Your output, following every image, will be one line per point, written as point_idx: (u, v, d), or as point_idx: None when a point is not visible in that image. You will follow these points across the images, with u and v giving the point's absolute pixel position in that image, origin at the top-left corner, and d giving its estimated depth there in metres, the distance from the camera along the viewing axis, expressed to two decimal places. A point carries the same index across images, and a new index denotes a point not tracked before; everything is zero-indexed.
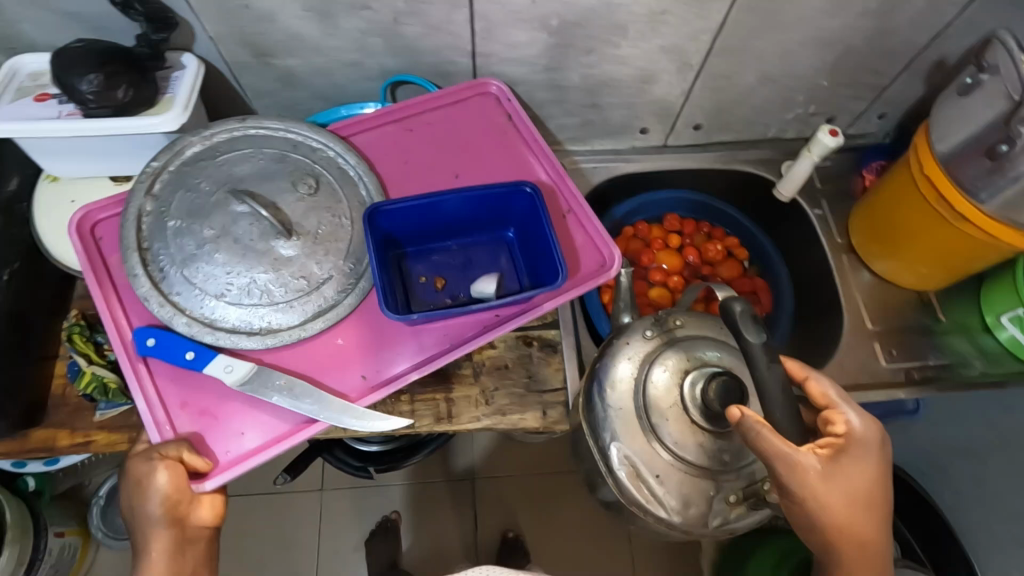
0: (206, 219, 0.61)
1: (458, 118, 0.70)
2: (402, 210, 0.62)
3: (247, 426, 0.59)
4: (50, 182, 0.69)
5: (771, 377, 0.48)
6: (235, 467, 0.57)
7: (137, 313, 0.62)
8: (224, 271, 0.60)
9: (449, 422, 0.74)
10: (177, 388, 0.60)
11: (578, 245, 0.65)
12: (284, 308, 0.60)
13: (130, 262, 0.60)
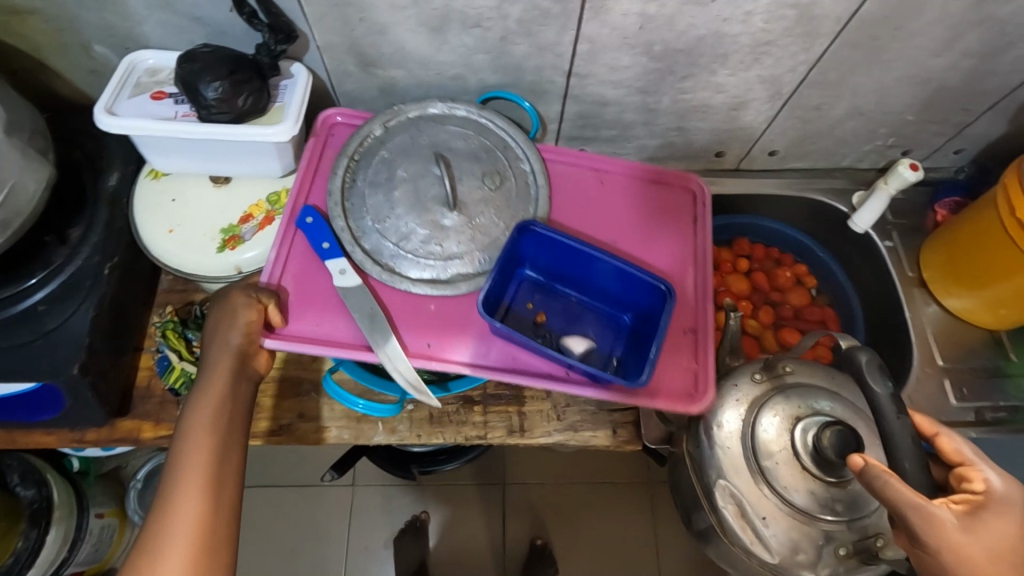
0: (404, 161, 0.65)
1: (658, 195, 0.69)
2: (549, 239, 0.62)
3: (325, 320, 0.62)
4: (152, 179, 0.69)
5: (899, 428, 0.52)
6: (293, 344, 0.61)
7: (316, 195, 0.67)
8: (395, 210, 0.63)
9: (521, 435, 0.75)
10: (302, 262, 0.64)
11: (674, 360, 0.62)
12: (410, 260, 0.62)
13: (336, 161, 0.65)
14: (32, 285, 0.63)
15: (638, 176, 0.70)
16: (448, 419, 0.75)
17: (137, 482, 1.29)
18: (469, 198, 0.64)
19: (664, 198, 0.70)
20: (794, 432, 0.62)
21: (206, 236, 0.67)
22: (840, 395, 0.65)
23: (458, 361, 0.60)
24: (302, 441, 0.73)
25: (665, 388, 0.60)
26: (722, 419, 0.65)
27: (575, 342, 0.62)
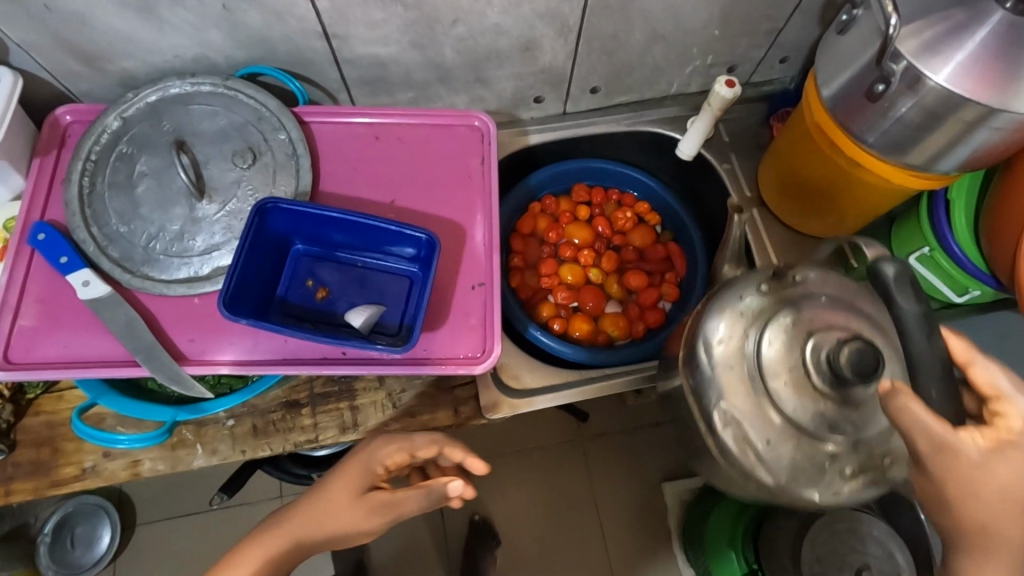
0: (146, 155, 0.61)
1: (432, 141, 0.66)
2: (300, 213, 0.56)
3: (69, 341, 0.56)
4: None
5: (928, 350, 0.43)
6: (29, 372, 0.55)
7: (52, 204, 0.60)
8: (142, 209, 0.60)
9: (355, 431, 0.71)
10: (41, 281, 0.58)
11: (459, 319, 0.60)
12: (161, 262, 0.59)
13: (71, 166, 0.60)
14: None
15: (409, 131, 0.67)
16: (274, 429, 0.70)
17: (44, 537, 1.24)
18: (222, 181, 0.61)
19: (441, 143, 0.66)
20: (803, 348, 0.49)
21: None
22: (861, 305, 0.52)
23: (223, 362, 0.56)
24: (115, 482, 0.67)
25: (443, 352, 0.59)
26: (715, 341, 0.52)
27: (357, 313, 0.58)
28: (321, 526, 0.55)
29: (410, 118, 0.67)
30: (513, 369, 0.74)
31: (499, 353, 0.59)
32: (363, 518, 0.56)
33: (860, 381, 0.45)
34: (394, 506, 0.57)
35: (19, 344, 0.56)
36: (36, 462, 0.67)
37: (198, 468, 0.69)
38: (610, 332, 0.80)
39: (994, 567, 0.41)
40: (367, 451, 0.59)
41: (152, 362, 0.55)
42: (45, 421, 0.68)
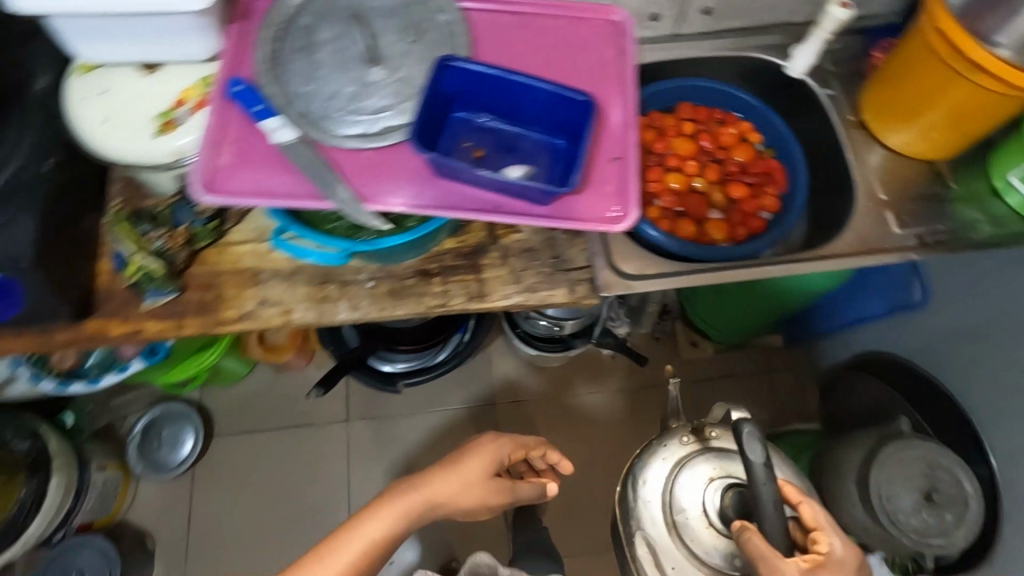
0: (326, 26, 0.69)
1: (574, 30, 0.72)
2: (471, 74, 0.62)
3: (262, 177, 0.64)
4: (80, 75, 0.68)
5: (767, 492, 0.62)
6: (230, 199, 0.62)
7: (244, 64, 0.68)
8: (322, 71, 0.67)
9: (481, 300, 0.78)
10: (237, 127, 0.66)
11: (600, 185, 0.66)
12: (338, 118, 0.66)
13: (263, 31, 0.68)
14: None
15: (553, 21, 0.72)
16: (408, 293, 0.77)
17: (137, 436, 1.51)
18: (390, 51, 0.68)
19: (582, 33, 0.72)
20: (711, 492, 0.74)
21: (141, 122, 0.67)
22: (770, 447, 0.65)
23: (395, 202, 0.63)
24: (268, 326, 0.75)
25: (585, 212, 0.65)
26: (646, 474, 0.77)
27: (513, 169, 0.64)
28: (460, 498, 0.78)
29: (553, 10, 0.73)
30: (625, 257, 0.81)
31: (636, 215, 0.65)
32: (490, 495, 0.80)
33: (737, 515, 0.71)
34: (511, 484, 0.83)
35: (220, 177, 0.63)
36: (202, 303, 0.75)
37: (341, 322, 0.76)
38: (713, 236, 0.86)
39: None
40: (497, 440, 0.83)
41: (335, 197, 0.62)
42: (210, 269, 0.76)
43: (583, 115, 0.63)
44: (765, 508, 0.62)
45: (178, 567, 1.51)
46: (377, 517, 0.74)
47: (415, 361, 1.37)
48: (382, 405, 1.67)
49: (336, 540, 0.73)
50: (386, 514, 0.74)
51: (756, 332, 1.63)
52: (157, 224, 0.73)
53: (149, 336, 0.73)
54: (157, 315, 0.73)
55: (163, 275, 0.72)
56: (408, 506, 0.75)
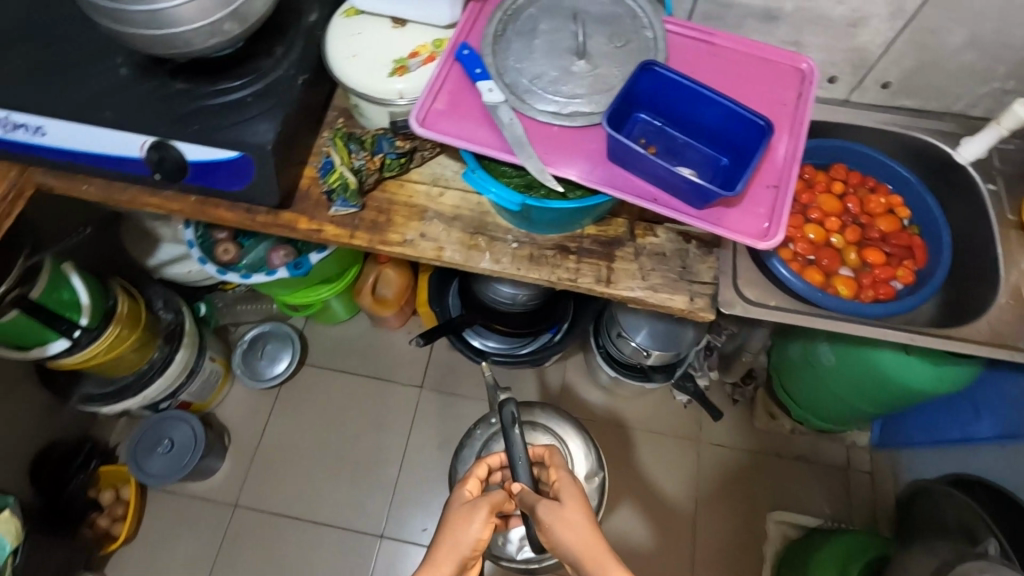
0: (547, 18, 0.80)
1: (762, 70, 0.79)
2: (668, 81, 0.71)
3: (465, 126, 0.75)
4: (344, 16, 0.84)
5: (513, 438, 0.91)
6: (437, 135, 0.74)
7: (472, 35, 0.81)
8: (535, 53, 0.78)
9: (607, 285, 0.84)
10: (455, 82, 0.78)
11: (751, 204, 0.72)
12: (539, 93, 0.76)
13: (495, 12, 0.81)
14: (234, 88, 0.81)
15: (744, 58, 0.80)
16: (545, 261, 0.85)
17: (243, 343, 1.73)
18: (596, 50, 0.78)
19: (769, 74, 0.79)
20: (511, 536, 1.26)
21: (382, 61, 0.81)
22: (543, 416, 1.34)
23: (569, 172, 0.72)
24: (421, 256, 0.86)
25: (733, 223, 0.71)
26: (496, 447, 1.31)
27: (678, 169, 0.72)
28: (457, 534, 0.78)
29: (747, 48, 0.80)
30: (749, 283, 0.86)
31: (779, 239, 0.70)
32: (482, 523, 0.79)
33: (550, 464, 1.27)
34: (483, 500, 0.81)
35: (433, 117, 0.76)
36: (373, 222, 0.87)
37: (481, 270, 0.85)
38: (839, 290, 0.88)
39: (574, 503, 0.79)
40: (455, 496, 0.86)
41: (522, 155, 0.72)
42: (387, 197, 0.89)
43: (758, 138, 0.69)
44: (518, 458, 0.90)
45: (244, 471, 1.66)
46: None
47: (503, 346, 1.47)
48: (456, 383, 1.76)
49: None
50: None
51: (845, 424, 1.57)
52: (363, 148, 0.87)
53: (326, 237, 0.86)
54: (337, 221, 0.86)
55: (354, 189, 0.85)
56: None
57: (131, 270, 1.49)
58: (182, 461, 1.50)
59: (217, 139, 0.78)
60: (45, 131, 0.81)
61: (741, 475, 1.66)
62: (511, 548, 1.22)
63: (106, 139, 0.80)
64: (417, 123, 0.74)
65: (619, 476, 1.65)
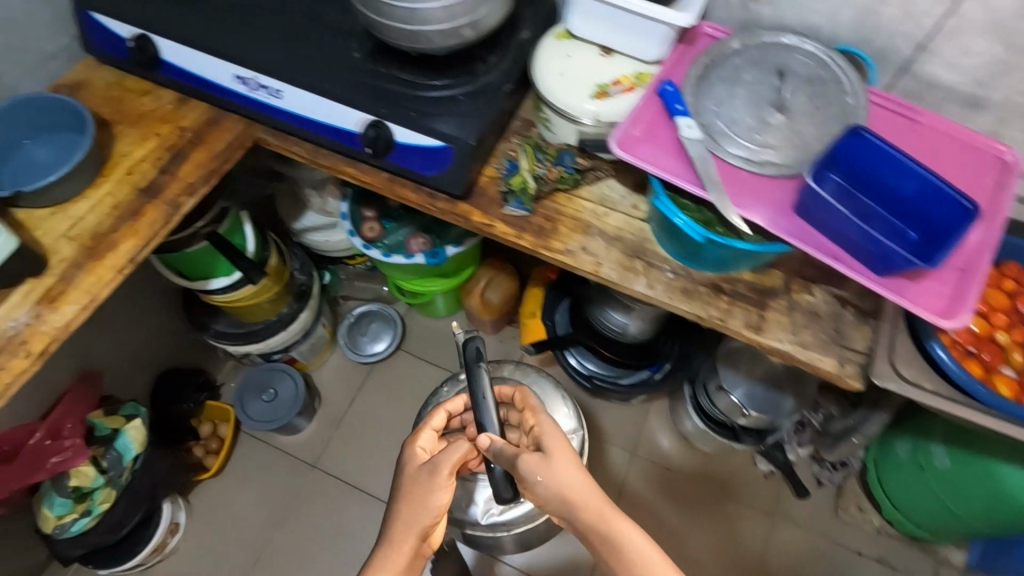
0: (751, 70, 0.84)
1: (963, 153, 0.79)
2: (876, 149, 0.73)
3: (659, 155, 0.79)
4: (556, 38, 0.91)
5: (473, 379, 0.92)
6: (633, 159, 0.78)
7: (675, 74, 0.86)
8: (735, 100, 0.82)
9: (756, 332, 0.85)
10: (654, 114, 0.83)
11: (939, 281, 0.72)
12: (734, 137, 0.79)
13: (701, 57, 0.85)
14: (436, 85, 0.89)
15: (945, 138, 0.80)
16: (698, 296, 0.88)
17: (351, 316, 1.85)
18: (796, 108, 0.81)
19: (969, 159, 0.79)
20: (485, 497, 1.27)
21: (586, 85, 0.87)
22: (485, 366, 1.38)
23: (757, 216, 0.75)
24: (579, 268, 0.90)
25: (918, 296, 0.71)
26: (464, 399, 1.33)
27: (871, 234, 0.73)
28: (415, 501, 0.83)
29: (948, 129, 0.81)
30: (905, 361, 0.84)
31: (966, 322, 0.70)
32: (443, 489, 0.83)
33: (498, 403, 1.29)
34: (442, 462, 0.84)
35: (630, 141, 0.80)
36: (540, 228, 0.92)
37: (633, 292, 0.89)
38: (999, 389, 0.85)
39: (560, 450, 0.82)
40: (411, 455, 0.92)
41: (713, 191, 0.75)
42: (557, 206, 0.94)
43: (960, 220, 0.70)
44: (485, 411, 0.91)
45: (325, 435, 1.75)
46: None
47: (600, 370, 1.49)
48: None
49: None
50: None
51: (941, 535, 1.47)
52: (546, 159, 0.93)
53: (495, 232, 0.92)
54: (508, 220, 0.92)
55: (532, 194, 0.92)
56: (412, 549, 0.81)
57: (276, 228, 1.63)
58: (280, 412, 1.61)
59: (429, 126, 0.86)
60: (282, 95, 0.92)
61: (812, 559, 1.58)
62: (477, 513, 1.24)
63: (331, 110, 0.90)
64: (616, 145, 0.79)
65: (681, 529, 1.61)
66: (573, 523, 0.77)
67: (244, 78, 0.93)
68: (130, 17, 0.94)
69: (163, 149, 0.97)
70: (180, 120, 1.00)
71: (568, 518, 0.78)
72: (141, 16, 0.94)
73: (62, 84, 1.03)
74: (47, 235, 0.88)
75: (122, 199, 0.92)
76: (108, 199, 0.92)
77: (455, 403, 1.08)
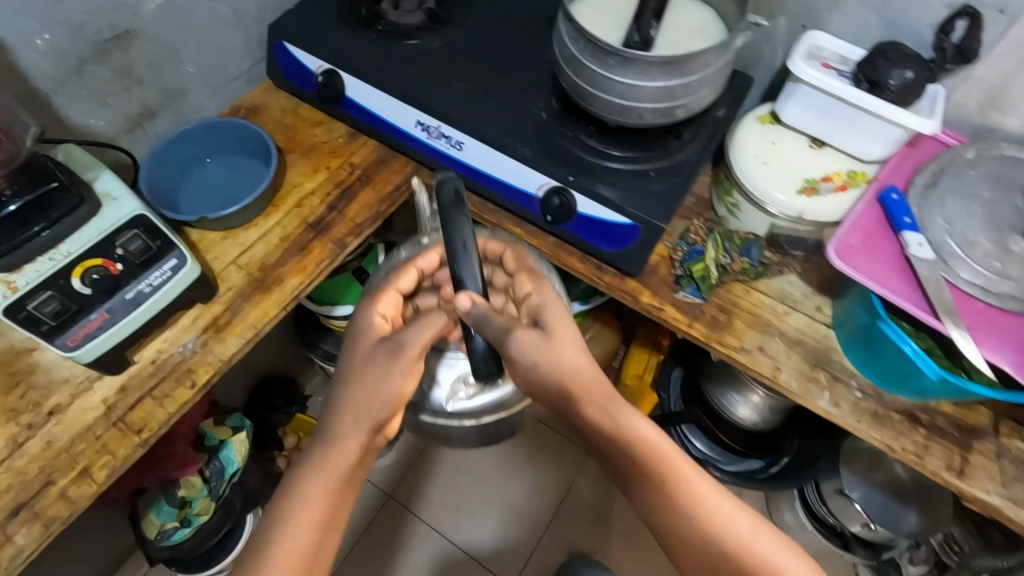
0: (990, 187, 0.75)
1: None
2: None
3: (883, 270, 0.72)
4: (758, 123, 0.86)
5: (450, 211, 0.66)
6: (855, 273, 0.71)
7: (897, 179, 0.79)
8: (971, 218, 0.74)
9: (959, 477, 0.75)
10: (875, 222, 0.76)
11: None
12: (973, 261, 0.71)
13: (929, 166, 0.78)
14: (614, 155, 0.85)
15: None
16: (890, 424, 0.79)
17: None
18: None
19: None
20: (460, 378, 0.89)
21: (791, 178, 0.81)
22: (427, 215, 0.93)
23: (1000, 359, 0.67)
24: (755, 371, 0.83)
25: None
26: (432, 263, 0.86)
27: None
28: (370, 387, 0.67)
29: None
30: None
31: None
32: (405, 373, 0.67)
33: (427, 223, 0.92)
34: (411, 340, 0.68)
35: (850, 250, 0.73)
36: (714, 319, 0.86)
37: (816, 407, 0.80)
38: None
39: (563, 332, 0.68)
40: (367, 325, 0.74)
41: (950, 324, 0.67)
42: (733, 298, 0.87)
43: None
44: (462, 265, 0.66)
45: None
46: (303, 492, 0.65)
47: (713, 454, 1.40)
48: None
49: (303, 561, 0.63)
50: (320, 512, 0.64)
51: None
52: (730, 247, 0.87)
53: (664, 317, 0.86)
54: (680, 306, 0.86)
55: (711, 284, 0.85)
56: (332, 477, 0.65)
57: None
58: None
59: (618, 202, 0.82)
60: (462, 146, 0.90)
61: None
62: (439, 401, 0.89)
63: (513, 170, 0.87)
64: (836, 254, 0.72)
65: None
66: (584, 421, 0.66)
67: (426, 125, 0.91)
68: (323, 52, 0.95)
69: (332, 185, 0.96)
70: (349, 155, 0.99)
71: (571, 409, 0.67)
72: (333, 53, 0.94)
73: (240, 106, 1.05)
74: (218, 261, 0.88)
75: (291, 232, 0.91)
76: (277, 230, 0.91)
77: (429, 258, 0.86)
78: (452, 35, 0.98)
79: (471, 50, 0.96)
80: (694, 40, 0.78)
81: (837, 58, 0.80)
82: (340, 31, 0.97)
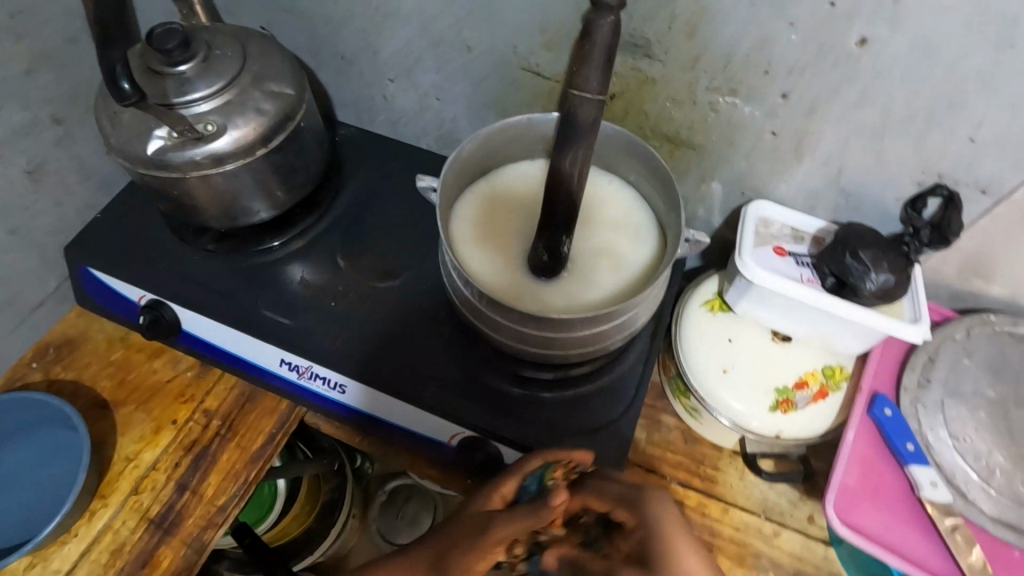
0: (995, 380, 0.61)
1: None
2: None
3: (896, 527, 0.57)
4: (708, 311, 0.69)
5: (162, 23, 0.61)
6: (871, 545, 0.56)
7: (879, 378, 0.64)
8: (976, 430, 0.59)
9: None
10: (878, 456, 0.60)
11: None
12: (991, 497, 0.57)
13: (915, 360, 0.63)
14: (536, 381, 0.68)
15: None
16: None
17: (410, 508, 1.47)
18: None
19: None
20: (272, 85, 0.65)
21: (761, 389, 0.65)
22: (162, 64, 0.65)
23: None
24: None
25: None
26: (151, 38, 0.60)
27: None
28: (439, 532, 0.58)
29: None
30: None
31: None
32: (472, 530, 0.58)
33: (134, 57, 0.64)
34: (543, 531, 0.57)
35: (856, 513, 0.58)
36: None
37: None
38: None
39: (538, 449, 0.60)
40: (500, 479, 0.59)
41: None
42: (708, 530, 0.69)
43: None
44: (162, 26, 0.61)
45: None
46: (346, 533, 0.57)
47: None
48: None
49: None
50: None
51: None
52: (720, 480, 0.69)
53: None
54: None
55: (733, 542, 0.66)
56: None
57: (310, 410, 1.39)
58: None
59: (555, 455, 0.63)
60: (345, 390, 0.68)
61: None
62: (165, 145, 0.61)
63: (418, 419, 0.67)
64: (834, 521, 0.57)
65: None
66: None
67: (294, 364, 0.69)
68: (146, 281, 0.72)
69: (181, 449, 0.73)
70: (202, 398, 0.76)
71: None
72: (160, 282, 0.72)
73: (48, 343, 0.79)
74: None
75: (123, 540, 0.68)
76: (106, 539, 0.68)
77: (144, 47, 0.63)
78: (313, 228, 0.77)
79: (344, 249, 0.76)
80: (621, 238, 0.63)
81: (791, 233, 0.64)
82: (171, 244, 0.75)
